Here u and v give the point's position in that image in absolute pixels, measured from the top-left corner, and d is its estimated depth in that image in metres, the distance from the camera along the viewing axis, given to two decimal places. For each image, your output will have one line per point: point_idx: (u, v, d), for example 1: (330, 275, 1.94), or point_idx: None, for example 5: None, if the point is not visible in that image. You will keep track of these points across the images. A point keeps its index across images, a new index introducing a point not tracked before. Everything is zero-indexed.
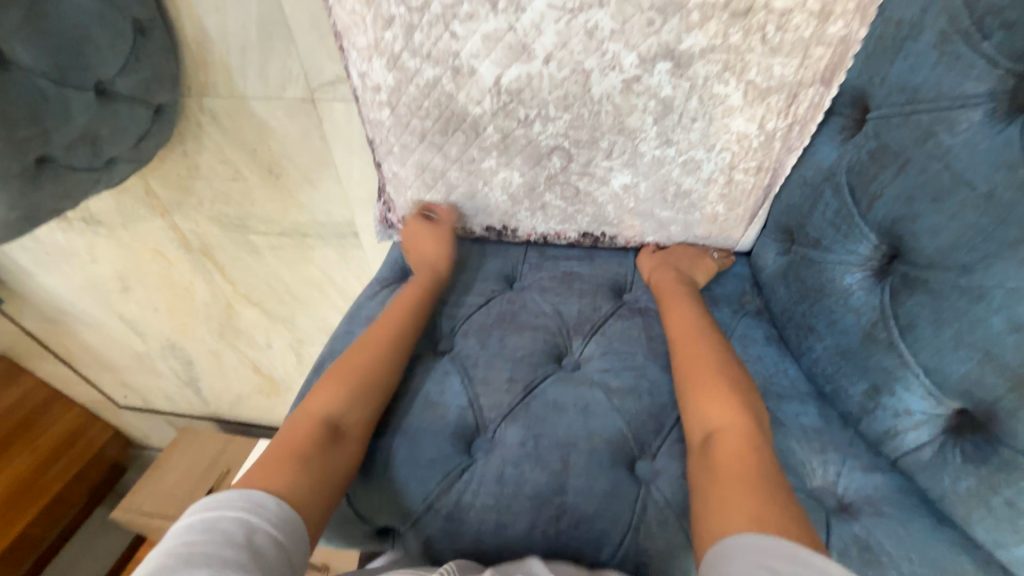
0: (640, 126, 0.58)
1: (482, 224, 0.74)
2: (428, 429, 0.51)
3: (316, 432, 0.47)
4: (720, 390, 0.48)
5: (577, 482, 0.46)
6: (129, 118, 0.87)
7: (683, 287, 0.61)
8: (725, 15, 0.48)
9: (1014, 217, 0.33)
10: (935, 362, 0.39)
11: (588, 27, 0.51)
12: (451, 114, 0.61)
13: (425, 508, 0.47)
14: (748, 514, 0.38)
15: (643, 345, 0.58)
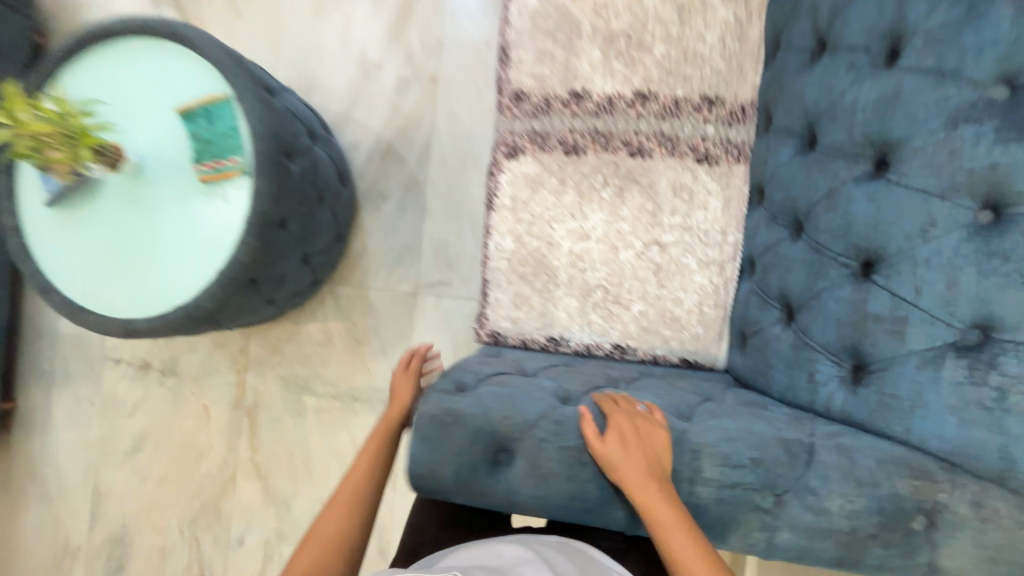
0: (646, 276, 1.07)
1: (546, 334, 1.12)
2: (536, 386, 0.74)
3: None
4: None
5: (644, 411, 0.70)
6: (298, 273, 1.45)
7: (657, 488, 0.61)
8: (682, 228, 1.05)
9: (813, 264, 0.77)
10: (825, 338, 0.74)
11: (617, 228, 1.07)
12: (541, 264, 1.11)
13: (540, 417, 0.67)
14: None
15: (667, 384, 0.87)
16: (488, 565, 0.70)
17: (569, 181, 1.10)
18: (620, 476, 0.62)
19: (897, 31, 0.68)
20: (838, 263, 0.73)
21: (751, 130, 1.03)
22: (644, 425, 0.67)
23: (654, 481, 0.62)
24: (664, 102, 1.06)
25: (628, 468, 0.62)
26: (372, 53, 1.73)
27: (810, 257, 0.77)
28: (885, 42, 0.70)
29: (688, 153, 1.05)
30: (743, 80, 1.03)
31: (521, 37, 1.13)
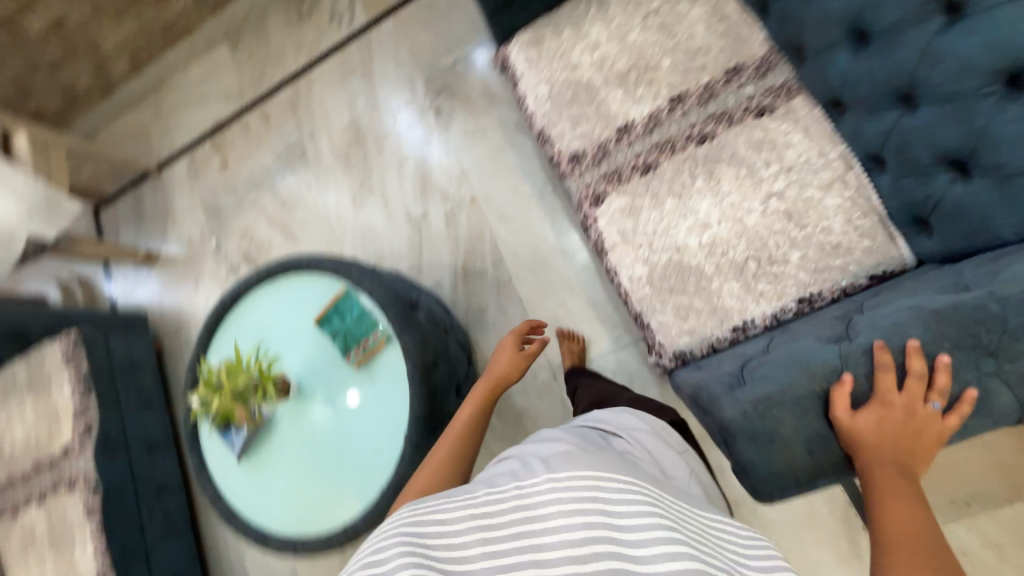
0: (784, 226, 1.09)
1: (729, 327, 1.11)
2: (820, 337, 0.89)
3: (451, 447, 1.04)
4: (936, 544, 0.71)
5: (925, 300, 0.83)
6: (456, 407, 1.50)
7: (897, 471, 0.78)
8: (785, 171, 1.10)
9: (948, 105, 0.81)
10: (1016, 157, 0.76)
11: (730, 203, 1.13)
12: (682, 270, 1.15)
13: (842, 356, 0.84)
14: None
15: (907, 286, 0.93)
16: (505, 469, 0.79)
17: (662, 192, 1.18)
18: (857, 438, 0.80)
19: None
20: (982, 94, 0.77)
21: (784, 68, 1.14)
22: (921, 407, 0.79)
23: (892, 460, 0.79)
24: (698, 92, 1.19)
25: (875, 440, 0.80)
26: (415, 208, 1.99)
27: (940, 107, 0.82)
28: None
29: (746, 113, 1.14)
30: (748, 41, 1.17)
31: (552, 118, 1.32)
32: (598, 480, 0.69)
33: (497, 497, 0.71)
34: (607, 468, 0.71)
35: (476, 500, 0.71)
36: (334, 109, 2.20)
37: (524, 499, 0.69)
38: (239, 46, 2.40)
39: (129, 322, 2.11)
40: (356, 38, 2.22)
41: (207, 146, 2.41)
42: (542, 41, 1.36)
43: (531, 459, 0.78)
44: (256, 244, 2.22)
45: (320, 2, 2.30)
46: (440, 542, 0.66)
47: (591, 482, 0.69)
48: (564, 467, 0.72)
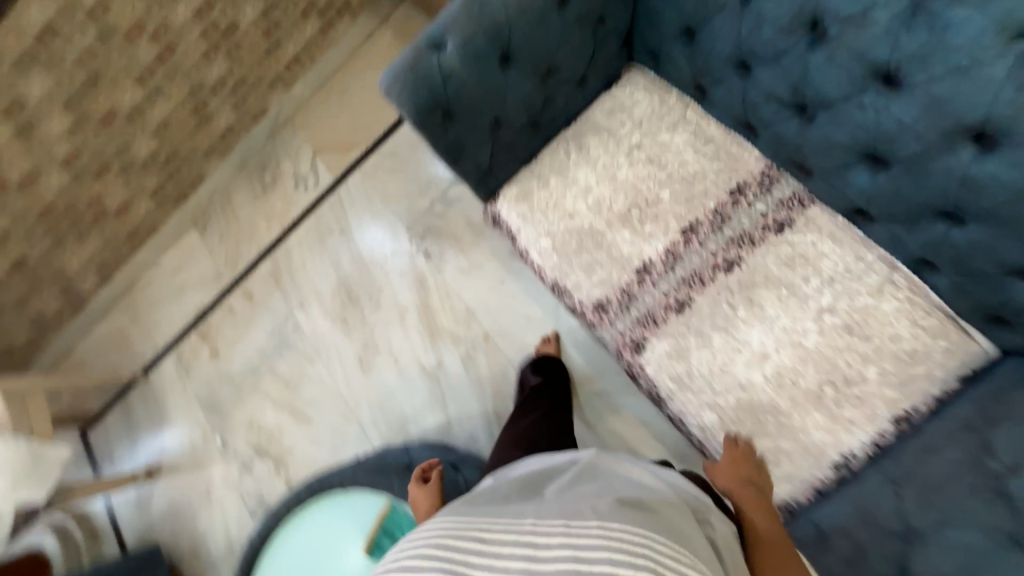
0: (848, 342, 1.02)
1: (829, 464, 0.99)
2: None
3: None
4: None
5: None
6: None
7: (757, 504, 0.87)
8: (827, 283, 1.05)
9: (1010, 222, 0.76)
10: None
11: (782, 327, 1.06)
12: (755, 409, 1.05)
13: None
14: None
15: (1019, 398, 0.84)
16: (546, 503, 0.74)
17: (705, 329, 1.11)
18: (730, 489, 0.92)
19: (768, 85, 0.96)
20: None
21: (788, 179, 1.11)
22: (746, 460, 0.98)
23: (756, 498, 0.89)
24: (708, 218, 1.15)
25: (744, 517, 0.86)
26: (427, 358, 1.88)
27: (1000, 225, 0.78)
28: (777, 93, 0.96)
29: (765, 231, 1.10)
30: (742, 159, 1.15)
31: (563, 268, 1.27)
32: (653, 550, 0.60)
33: (546, 529, 0.63)
34: (661, 541, 0.62)
35: (522, 527, 0.66)
36: (319, 272, 2.13)
37: (571, 538, 0.61)
38: (208, 229, 2.35)
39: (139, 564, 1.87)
40: (326, 198, 2.20)
41: (193, 337, 2.27)
42: (531, 193, 1.33)
43: (587, 499, 0.70)
44: (266, 434, 2.05)
45: (282, 171, 2.29)
46: (472, 566, 0.61)
47: (649, 549, 0.60)
48: (620, 521, 0.64)
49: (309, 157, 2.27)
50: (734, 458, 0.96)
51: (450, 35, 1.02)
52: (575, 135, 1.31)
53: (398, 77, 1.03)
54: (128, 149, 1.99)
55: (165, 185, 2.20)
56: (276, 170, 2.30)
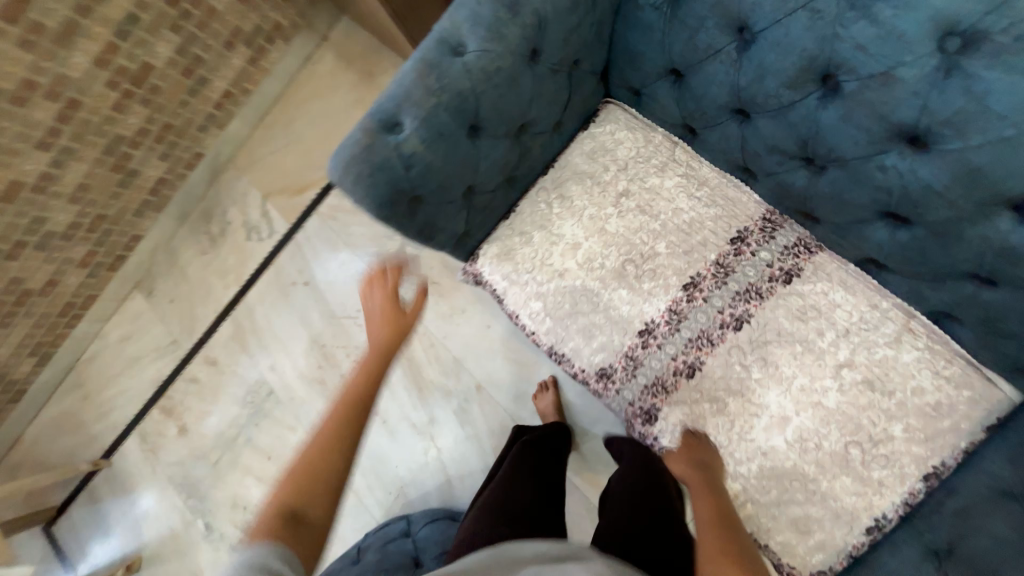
0: (870, 399, 0.96)
1: (861, 529, 0.95)
2: None
3: (286, 524, 0.79)
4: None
5: None
6: None
7: (703, 487, 0.90)
8: (843, 336, 0.98)
9: None
10: None
11: (800, 387, 0.99)
12: (780, 477, 0.99)
13: None
14: None
15: None
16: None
17: (719, 394, 1.03)
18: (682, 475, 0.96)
19: (773, 139, 0.87)
20: None
21: (792, 223, 1.03)
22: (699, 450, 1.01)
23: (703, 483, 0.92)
24: (711, 272, 1.06)
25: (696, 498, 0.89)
26: (418, 416, 1.76)
27: None
28: (786, 148, 0.87)
29: (773, 283, 1.02)
30: (740, 203, 1.06)
31: (559, 334, 1.16)
32: None
33: None
34: None
35: None
36: (287, 331, 1.96)
37: None
38: (155, 292, 2.12)
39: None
40: (284, 247, 2.00)
41: (155, 415, 2.07)
42: (514, 253, 1.20)
43: None
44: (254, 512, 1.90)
45: (230, 220, 2.07)
46: None
47: None
48: None
49: (258, 202, 2.05)
50: (688, 445, 1.00)
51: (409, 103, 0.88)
52: (555, 184, 1.18)
53: (354, 156, 0.87)
54: (43, 222, 1.73)
55: (97, 253, 1.95)
56: (222, 221, 2.08)
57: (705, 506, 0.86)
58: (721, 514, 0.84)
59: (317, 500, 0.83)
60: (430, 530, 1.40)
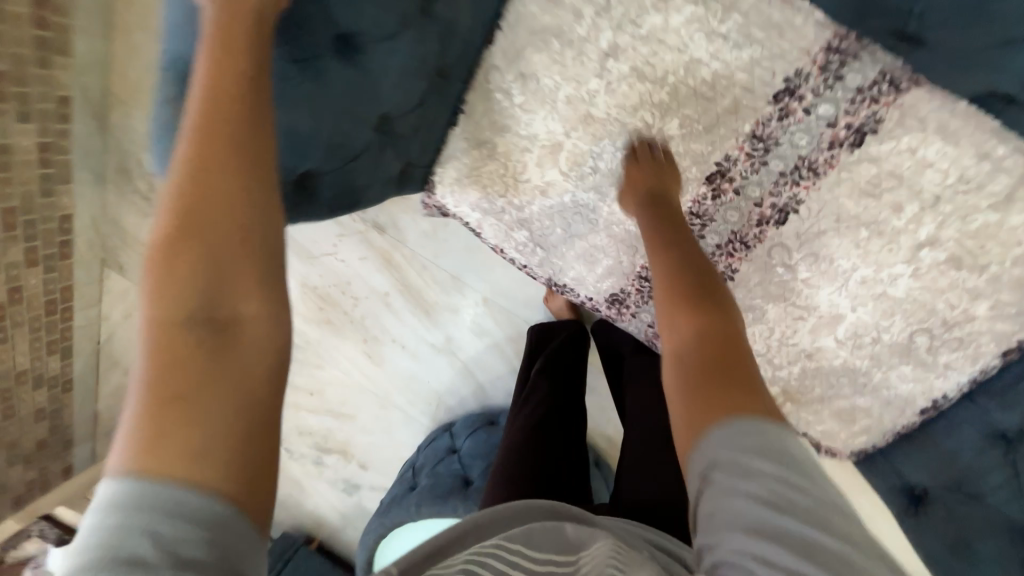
0: (953, 280, 0.76)
1: (915, 410, 0.87)
2: None
3: (194, 328, 0.39)
4: (745, 359, 0.51)
5: None
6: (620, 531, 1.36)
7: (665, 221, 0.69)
8: (929, 208, 0.73)
9: None
10: None
11: (861, 280, 0.79)
12: (825, 374, 0.89)
13: None
14: (718, 394, 0.48)
15: None
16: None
17: (756, 303, 0.86)
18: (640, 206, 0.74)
19: None
20: None
21: (871, 49, 0.66)
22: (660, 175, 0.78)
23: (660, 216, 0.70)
24: (744, 153, 0.76)
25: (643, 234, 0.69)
26: (434, 336, 1.72)
27: None
28: None
29: (834, 151, 0.73)
30: (789, 29, 0.68)
31: (556, 264, 0.95)
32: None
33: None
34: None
35: None
36: None
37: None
38: None
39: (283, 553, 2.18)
40: None
41: None
42: (478, 173, 0.91)
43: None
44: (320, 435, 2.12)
45: None
46: None
47: None
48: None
49: None
50: (632, 180, 0.77)
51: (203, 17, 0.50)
52: (509, 58, 0.81)
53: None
54: None
55: None
56: None
57: (653, 241, 0.67)
58: (673, 249, 0.64)
59: (240, 285, 0.41)
60: (472, 443, 1.46)
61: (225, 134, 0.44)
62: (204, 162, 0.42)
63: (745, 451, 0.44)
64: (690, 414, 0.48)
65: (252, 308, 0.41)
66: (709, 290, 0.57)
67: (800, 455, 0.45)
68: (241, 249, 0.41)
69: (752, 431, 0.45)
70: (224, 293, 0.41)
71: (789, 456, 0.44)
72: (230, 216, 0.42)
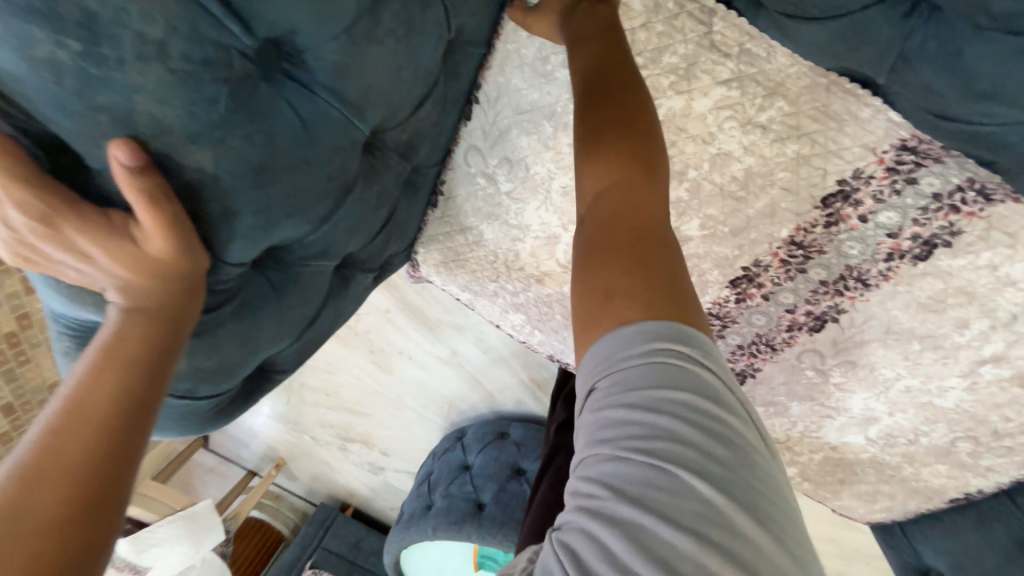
0: (1014, 394, 0.65)
1: (944, 500, 0.80)
2: None
3: (61, 471, 0.30)
4: (653, 246, 0.37)
5: None
6: None
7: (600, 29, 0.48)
8: (1001, 326, 0.60)
9: None
10: None
11: (903, 388, 0.69)
12: (848, 463, 0.82)
13: None
14: (622, 292, 0.35)
15: None
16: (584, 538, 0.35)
17: (780, 399, 0.76)
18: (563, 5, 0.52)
19: None
20: None
21: (958, 155, 0.51)
22: None
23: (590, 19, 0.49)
24: (778, 259, 0.63)
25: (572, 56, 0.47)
26: (438, 350, 1.55)
27: None
28: None
29: (892, 263, 0.58)
30: (850, 121, 0.53)
31: (557, 345, 0.86)
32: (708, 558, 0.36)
33: None
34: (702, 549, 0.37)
35: None
36: None
37: None
38: None
39: (322, 521, 2.20)
40: None
41: None
42: (463, 258, 0.80)
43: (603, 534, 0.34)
44: None
45: None
46: None
47: None
48: None
49: None
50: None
51: (65, 278, 0.34)
52: (491, 141, 0.66)
53: (59, 367, 0.42)
54: None
55: None
56: None
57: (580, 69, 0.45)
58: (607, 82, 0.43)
59: (122, 421, 0.32)
60: (484, 460, 1.52)
61: (110, 377, 0.33)
62: (85, 414, 0.31)
63: (596, 364, 0.34)
64: (582, 310, 0.36)
65: (119, 431, 0.32)
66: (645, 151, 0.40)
67: (666, 362, 0.32)
68: (93, 548, 0.29)
69: (622, 345, 0.33)
70: (93, 434, 0.31)
71: (666, 368, 0.32)
72: (86, 505, 0.30)
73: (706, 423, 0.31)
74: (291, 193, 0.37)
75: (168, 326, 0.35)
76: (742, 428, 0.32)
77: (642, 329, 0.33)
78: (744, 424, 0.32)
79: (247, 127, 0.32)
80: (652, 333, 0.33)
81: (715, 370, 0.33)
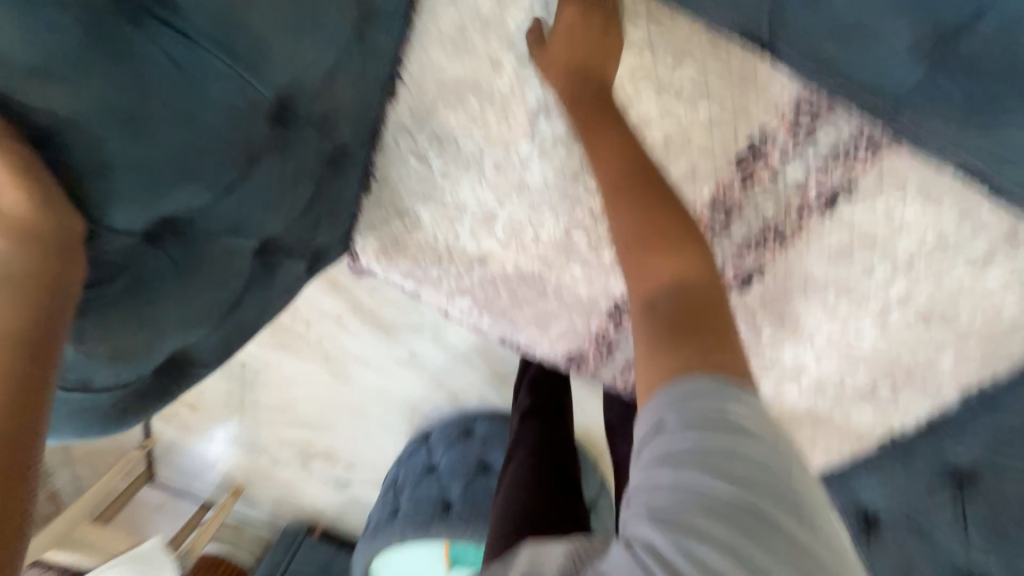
0: (919, 334, 0.71)
1: (873, 442, 0.85)
2: None
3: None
4: (715, 321, 0.39)
5: None
6: None
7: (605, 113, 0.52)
8: (902, 269, 0.65)
9: None
10: None
11: (826, 337, 0.74)
12: (785, 415, 0.86)
13: None
14: (684, 356, 0.37)
15: None
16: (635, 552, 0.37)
17: None
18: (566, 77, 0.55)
19: None
20: None
21: (846, 106, 0.55)
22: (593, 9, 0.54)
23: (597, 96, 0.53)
24: (704, 221, 0.66)
25: (591, 160, 0.50)
26: (396, 352, 1.51)
27: None
28: None
29: (804, 217, 0.62)
30: (753, 82, 0.56)
31: (507, 328, 0.86)
32: None
33: None
34: None
35: None
36: None
37: None
38: None
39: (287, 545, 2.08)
40: None
41: None
42: (403, 243, 0.78)
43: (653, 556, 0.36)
44: None
45: None
46: None
47: None
48: None
49: None
50: (569, 32, 0.53)
51: None
52: (419, 119, 0.65)
53: None
54: None
55: None
56: None
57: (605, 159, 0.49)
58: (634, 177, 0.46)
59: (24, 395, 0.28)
60: (450, 458, 1.49)
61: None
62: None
63: (663, 404, 0.36)
64: (650, 369, 0.38)
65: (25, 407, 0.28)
66: (681, 224, 0.44)
67: (735, 417, 0.34)
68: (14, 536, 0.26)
69: (692, 394, 0.35)
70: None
71: (729, 418, 0.34)
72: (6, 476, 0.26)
73: (768, 473, 0.33)
74: (176, 148, 0.36)
75: (49, 305, 0.31)
76: (795, 473, 0.34)
77: (710, 386, 0.35)
78: (804, 481, 0.34)
79: (110, 68, 0.31)
80: (718, 391, 0.35)
81: (776, 422, 0.36)
